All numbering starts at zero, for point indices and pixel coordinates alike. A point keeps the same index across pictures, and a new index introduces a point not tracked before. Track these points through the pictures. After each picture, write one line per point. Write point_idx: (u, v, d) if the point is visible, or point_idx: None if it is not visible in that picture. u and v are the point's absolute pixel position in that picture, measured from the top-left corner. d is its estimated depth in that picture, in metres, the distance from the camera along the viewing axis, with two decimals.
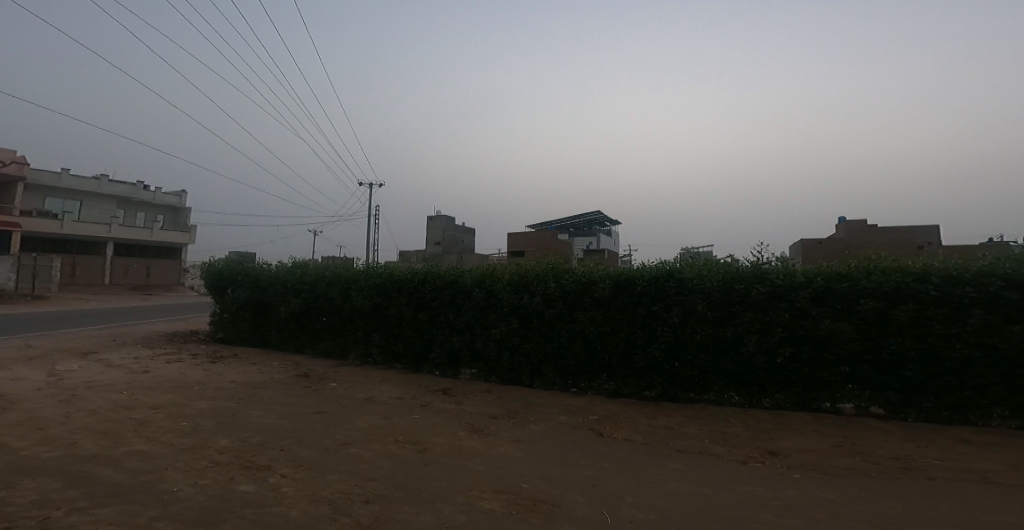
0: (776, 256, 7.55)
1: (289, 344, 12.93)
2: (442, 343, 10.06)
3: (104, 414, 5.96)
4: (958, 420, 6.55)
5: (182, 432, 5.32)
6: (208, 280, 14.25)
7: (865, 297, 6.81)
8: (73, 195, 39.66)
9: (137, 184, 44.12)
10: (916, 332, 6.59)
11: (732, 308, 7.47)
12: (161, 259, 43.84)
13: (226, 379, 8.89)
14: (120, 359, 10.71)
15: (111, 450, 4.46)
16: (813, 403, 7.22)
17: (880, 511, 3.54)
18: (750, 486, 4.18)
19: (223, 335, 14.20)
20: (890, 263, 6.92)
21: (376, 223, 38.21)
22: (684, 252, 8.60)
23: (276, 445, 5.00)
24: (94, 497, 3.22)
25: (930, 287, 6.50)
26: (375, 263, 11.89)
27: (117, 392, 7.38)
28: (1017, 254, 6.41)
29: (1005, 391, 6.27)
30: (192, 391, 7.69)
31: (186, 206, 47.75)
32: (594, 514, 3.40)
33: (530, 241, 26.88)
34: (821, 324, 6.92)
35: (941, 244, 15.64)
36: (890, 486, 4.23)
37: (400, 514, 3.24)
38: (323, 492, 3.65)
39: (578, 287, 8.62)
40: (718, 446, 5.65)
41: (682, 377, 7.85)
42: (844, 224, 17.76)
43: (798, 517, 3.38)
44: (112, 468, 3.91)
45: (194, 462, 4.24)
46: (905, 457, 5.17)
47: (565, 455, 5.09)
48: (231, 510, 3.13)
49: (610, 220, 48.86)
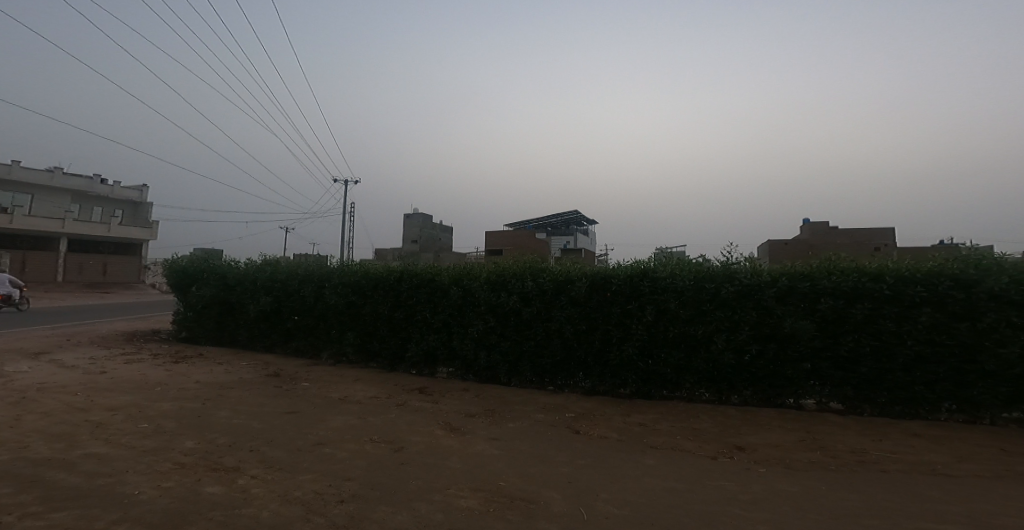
0: (744, 256, 7.81)
1: (259, 344, 12.55)
2: (418, 342, 9.96)
3: (58, 417, 5.63)
4: (909, 414, 6.93)
5: (144, 433, 5.10)
6: (172, 278, 13.71)
7: (825, 296, 7.12)
8: (24, 188, 37.43)
9: (95, 177, 41.92)
10: (871, 330, 6.95)
11: (703, 306, 7.68)
12: (120, 255, 41.78)
13: (190, 379, 8.55)
14: (75, 359, 10.14)
15: (66, 454, 4.22)
16: (777, 399, 7.51)
17: (842, 502, 3.71)
18: (719, 480, 4.31)
19: (188, 335, 13.65)
20: (849, 264, 7.26)
21: (351, 221, 37.66)
22: (658, 251, 8.79)
23: (245, 446, 4.85)
24: (47, 501, 3.05)
25: (884, 286, 6.85)
26: (350, 260, 11.68)
27: (72, 393, 6.99)
28: (963, 256, 6.83)
29: (951, 386, 6.67)
30: (154, 392, 7.35)
31: (147, 200, 45.57)
32: (570, 510, 3.43)
33: (508, 240, 27.03)
34: (785, 322, 7.19)
35: (895, 245, 16.55)
36: (849, 478, 4.43)
37: (376, 513, 3.19)
38: (296, 493, 3.56)
39: (555, 285, 8.68)
40: (689, 442, 5.79)
41: (655, 374, 8.03)
42: (808, 225, 18.52)
43: (765, 509, 3.51)
44: (67, 472, 3.71)
45: (157, 465, 4.06)
46: (863, 451, 5.43)
47: (542, 453, 5.12)
48: (198, 513, 3.02)
49: (587, 221, 49.50)
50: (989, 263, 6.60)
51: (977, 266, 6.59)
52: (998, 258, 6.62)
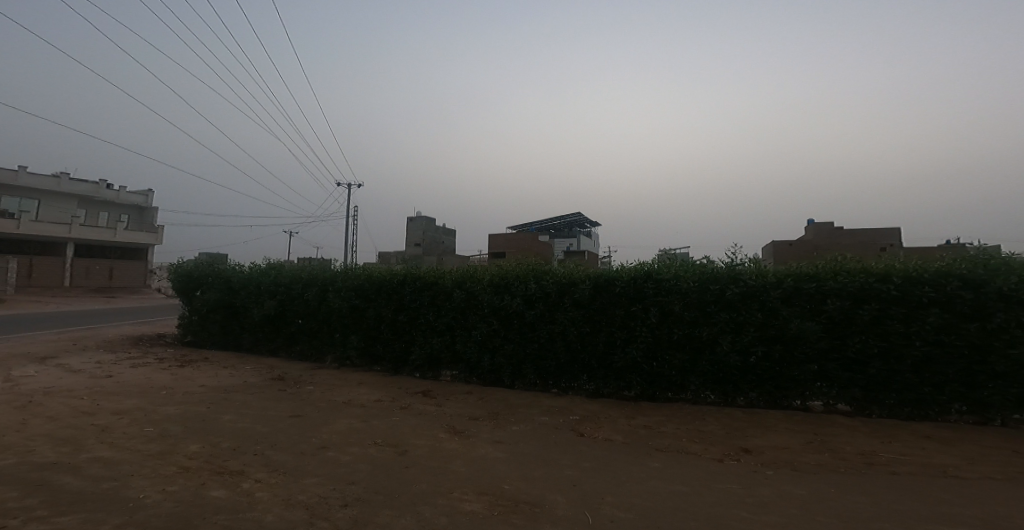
0: (748, 257, 7.77)
1: (264, 348, 12.60)
2: (422, 344, 9.95)
3: (64, 420, 5.66)
4: (919, 415, 6.85)
5: (149, 437, 5.12)
6: (177, 282, 13.80)
7: (832, 297, 7.06)
8: (30, 194, 37.83)
9: (101, 181, 42.30)
10: (878, 331, 6.89)
11: (708, 308, 7.63)
12: (126, 260, 42.10)
13: (196, 383, 8.58)
14: (82, 363, 10.20)
15: (71, 458, 4.23)
16: (784, 401, 7.46)
17: (851, 506, 3.65)
18: (726, 484, 4.26)
19: (193, 339, 13.73)
20: (854, 264, 7.21)
21: (353, 224, 37.84)
22: (662, 253, 8.76)
23: (250, 449, 4.86)
24: (53, 505, 3.06)
25: (891, 287, 6.79)
26: (353, 264, 11.71)
27: (77, 397, 7.01)
28: (970, 256, 6.77)
29: (960, 387, 6.60)
30: (158, 396, 7.38)
31: (151, 205, 45.97)
32: (575, 514, 3.40)
33: (511, 243, 27.04)
34: (791, 323, 7.14)
35: (900, 245, 16.42)
36: (857, 481, 4.36)
37: (380, 517, 3.18)
38: (300, 496, 3.56)
39: (558, 288, 8.67)
40: (694, 444, 5.76)
41: (660, 377, 7.99)
42: (813, 225, 18.39)
43: (771, 512, 3.47)
44: (72, 476, 3.71)
45: (162, 469, 4.06)
46: (871, 453, 5.37)
47: (546, 456, 5.10)
48: (202, 517, 3.01)
49: (588, 222, 49.57)
50: (997, 263, 6.53)
51: (985, 265, 6.53)
52: (1006, 258, 6.56)
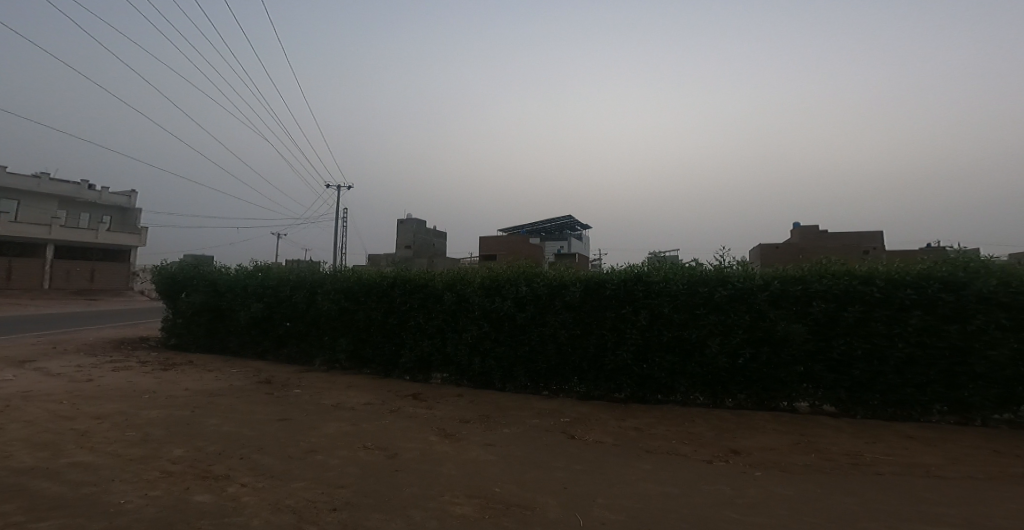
0: (736, 260, 7.87)
1: (251, 352, 12.42)
2: (412, 347, 9.89)
3: (43, 425, 5.51)
4: (902, 415, 6.98)
5: (130, 442, 4.99)
6: (160, 284, 13.55)
7: (817, 299, 7.18)
8: (9, 194, 36.90)
9: (82, 182, 41.43)
10: (863, 332, 7.01)
11: (698, 310, 7.70)
12: (109, 262, 41.21)
13: (179, 387, 8.39)
14: (62, 367, 9.95)
15: (50, 463, 4.11)
16: (771, 402, 7.55)
17: (837, 506, 3.69)
18: (716, 485, 4.28)
19: (177, 342, 13.48)
20: (840, 267, 7.33)
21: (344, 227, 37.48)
22: (652, 255, 8.84)
23: (236, 454, 4.77)
24: (29, 512, 2.96)
25: (875, 289, 6.92)
26: (342, 266, 11.61)
27: (56, 402, 6.83)
28: (952, 258, 6.94)
29: (942, 388, 6.74)
30: (141, 400, 7.21)
31: (136, 206, 45.18)
32: (567, 516, 3.39)
33: (502, 245, 26.95)
34: (778, 325, 7.23)
35: (884, 248, 16.76)
36: (844, 482, 4.42)
37: (369, 521, 3.14)
38: (288, 501, 3.50)
39: (549, 290, 8.68)
40: (684, 445, 5.78)
41: (650, 379, 8.03)
42: (798, 229, 18.69)
43: (760, 513, 3.50)
44: (50, 481, 3.61)
45: (144, 473, 3.96)
46: (857, 454, 5.45)
47: (537, 458, 5.08)
48: (185, 522, 2.94)
49: (580, 225, 49.87)
50: (977, 265, 6.70)
51: (965, 268, 6.70)
52: (985, 260, 6.73)
